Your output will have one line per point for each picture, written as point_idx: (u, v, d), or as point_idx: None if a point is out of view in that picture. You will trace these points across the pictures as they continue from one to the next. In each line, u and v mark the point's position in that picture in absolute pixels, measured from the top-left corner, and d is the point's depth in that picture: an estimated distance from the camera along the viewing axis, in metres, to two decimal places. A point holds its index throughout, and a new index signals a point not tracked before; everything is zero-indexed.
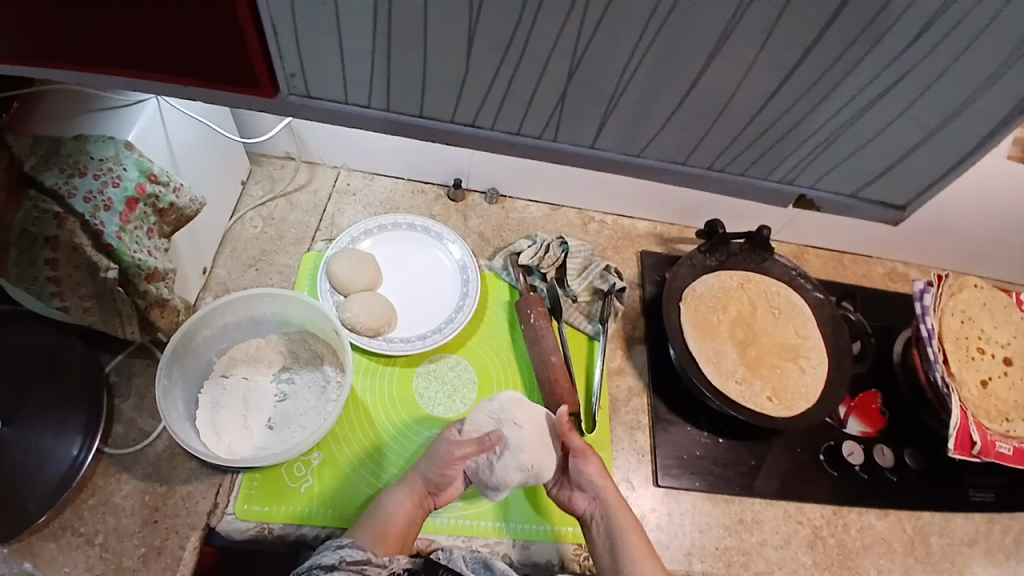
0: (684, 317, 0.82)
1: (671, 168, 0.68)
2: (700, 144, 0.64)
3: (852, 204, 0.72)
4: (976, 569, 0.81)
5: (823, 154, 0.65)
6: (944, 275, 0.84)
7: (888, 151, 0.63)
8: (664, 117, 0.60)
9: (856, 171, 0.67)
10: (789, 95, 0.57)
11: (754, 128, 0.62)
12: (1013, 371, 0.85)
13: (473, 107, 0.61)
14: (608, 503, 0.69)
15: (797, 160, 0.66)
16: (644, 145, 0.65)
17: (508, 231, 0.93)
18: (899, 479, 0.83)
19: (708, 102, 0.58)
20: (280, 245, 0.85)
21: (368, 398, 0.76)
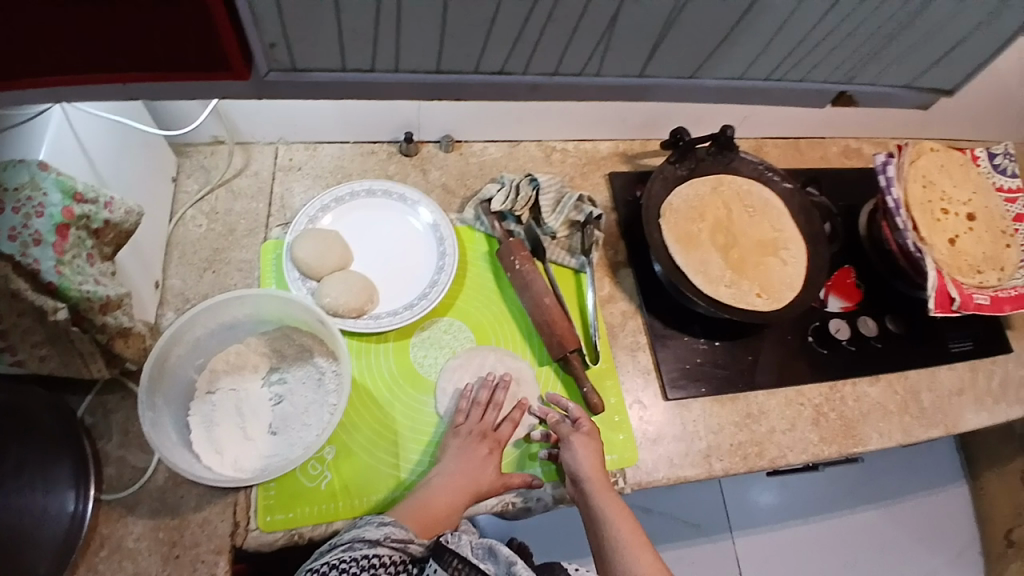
0: (666, 232, 0.81)
1: (732, 84, 0.74)
2: (757, 63, 0.71)
3: (897, 95, 0.87)
4: (954, 410, 0.89)
5: (881, 54, 0.74)
6: (902, 143, 0.87)
7: (951, 35, 0.72)
8: (722, 36, 0.65)
9: (902, 68, 0.79)
10: (853, 3, 0.63)
11: (817, 37, 0.68)
12: (977, 225, 0.90)
13: (505, 51, 0.61)
14: (588, 490, 0.67)
15: (853, 64, 0.76)
16: (697, 66, 0.70)
17: (471, 178, 0.88)
18: (884, 345, 0.89)
19: (772, 19, 0.63)
20: (231, 240, 0.78)
21: (367, 381, 0.73)
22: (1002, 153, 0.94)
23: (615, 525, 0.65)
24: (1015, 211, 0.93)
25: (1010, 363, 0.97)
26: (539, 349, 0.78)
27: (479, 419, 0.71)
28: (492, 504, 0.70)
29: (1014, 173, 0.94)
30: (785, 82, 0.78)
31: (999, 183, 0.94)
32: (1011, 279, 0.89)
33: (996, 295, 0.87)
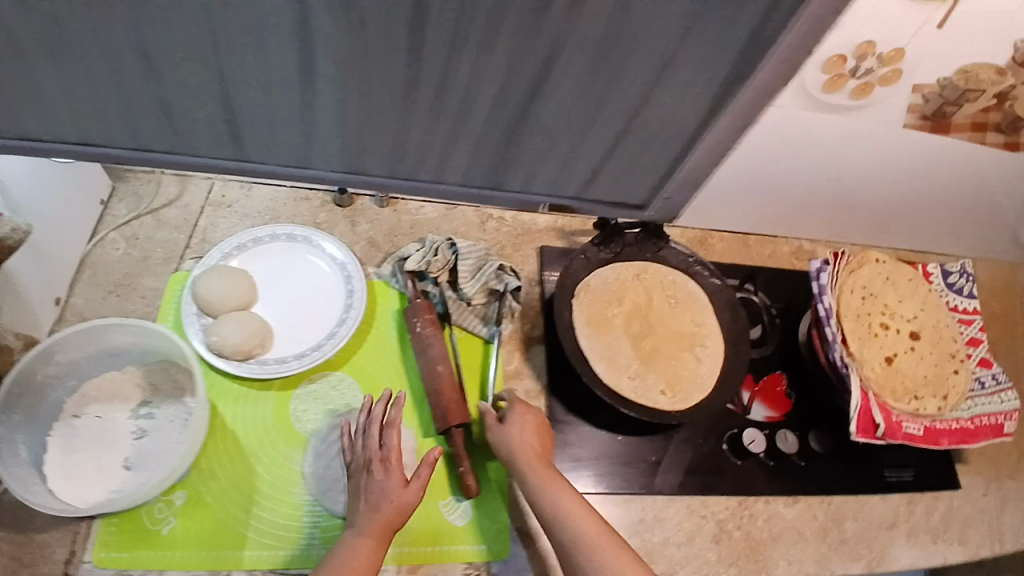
0: (575, 313, 0.79)
1: (322, 177, 0.54)
2: (358, 151, 0.51)
3: (576, 205, 0.59)
4: (879, 548, 0.82)
5: (514, 149, 0.51)
6: (841, 250, 0.82)
7: (648, 127, 0.49)
8: (398, 119, 0.47)
9: (625, 168, 0.54)
10: (521, 74, 0.44)
11: (396, 110, 0.47)
12: (919, 345, 0.84)
13: (193, 126, 0.48)
14: (570, 511, 0.66)
15: (497, 149, 0.51)
16: (294, 149, 0.51)
17: (400, 234, 0.88)
18: (807, 465, 0.83)
19: (399, 81, 0.44)
20: (144, 267, 0.79)
21: (238, 428, 0.71)
22: (959, 271, 0.89)
23: (597, 547, 0.64)
24: (968, 334, 0.87)
25: (956, 501, 0.89)
26: (427, 419, 0.76)
27: (364, 448, 0.68)
28: None
29: (971, 294, 0.88)
30: (427, 181, 0.55)
31: (954, 303, 0.88)
32: (954, 409, 0.82)
33: (932, 426, 0.81)
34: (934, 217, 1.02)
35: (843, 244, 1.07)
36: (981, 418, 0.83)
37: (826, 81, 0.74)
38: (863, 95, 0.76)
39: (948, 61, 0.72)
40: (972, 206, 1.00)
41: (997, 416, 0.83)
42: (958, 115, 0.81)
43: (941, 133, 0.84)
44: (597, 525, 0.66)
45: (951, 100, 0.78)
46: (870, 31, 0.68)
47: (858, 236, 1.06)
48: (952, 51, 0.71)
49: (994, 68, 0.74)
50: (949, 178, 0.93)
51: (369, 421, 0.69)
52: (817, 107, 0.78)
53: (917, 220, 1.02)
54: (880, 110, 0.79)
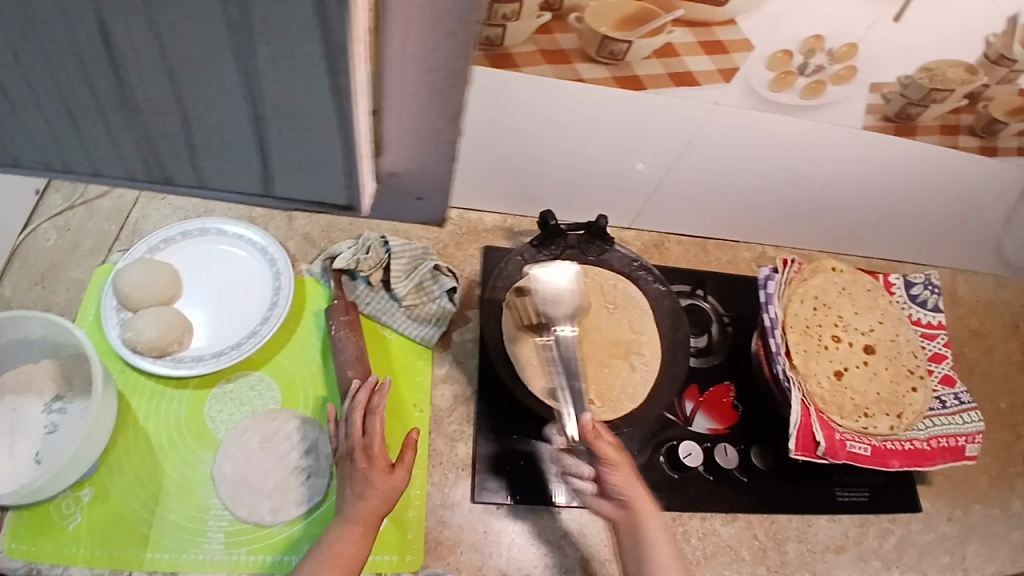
0: (507, 318, 0.78)
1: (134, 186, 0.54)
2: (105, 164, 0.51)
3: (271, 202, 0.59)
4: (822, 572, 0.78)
5: (228, 160, 0.51)
6: (789, 257, 0.80)
7: (286, 125, 0.47)
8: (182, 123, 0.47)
9: (307, 174, 0.54)
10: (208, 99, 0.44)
11: (153, 104, 0.45)
12: (874, 360, 0.79)
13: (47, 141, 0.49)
14: (637, 512, 0.68)
15: (215, 150, 0.50)
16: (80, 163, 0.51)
17: (338, 230, 0.85)
18: (749, 480, 0.80)
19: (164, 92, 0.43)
20: (72, 258, 0.78)
21: (149, 426, 0.70)
22: (922, 282, 0.85)
23: (650, 556, 0.66)
24: (931, 351, 0.83)
25: (914, 525, 0.84)
26: None
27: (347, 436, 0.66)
28: None
29: (936, 307, 0.84)
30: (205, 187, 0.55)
31: (916, 316, 0.84)
32: (909, 429, 0.77)
33: (882, 446, 0.76)
34: (908, 224, 0.97)
35: (811, 251, 1.03)
36: (939, 440, 0.77)
37: (774, 79, 0.70)
38: (815, 94, 0.72)
39: (907, 59, 0.67)
40: (949, 214, 0.94)
41: (958, 438, 0.78)
42: (925, 117, 0.75)
43: (909, 136, 0.78)
44: (660, 526, 0.68)
45: (917, 100, 0.73)
46: (817, 26, 0.64)
47: (828, 242, 1.01)
48: (911, 48, 0.66)
49: (962, 66, 0.69)
50: (923, 183, 0.87)
51: (352, 407, 0.67)
52: (766, 107, 0.73)
53: (886, 227, 0.98)
54: (838, 111, 0.74)
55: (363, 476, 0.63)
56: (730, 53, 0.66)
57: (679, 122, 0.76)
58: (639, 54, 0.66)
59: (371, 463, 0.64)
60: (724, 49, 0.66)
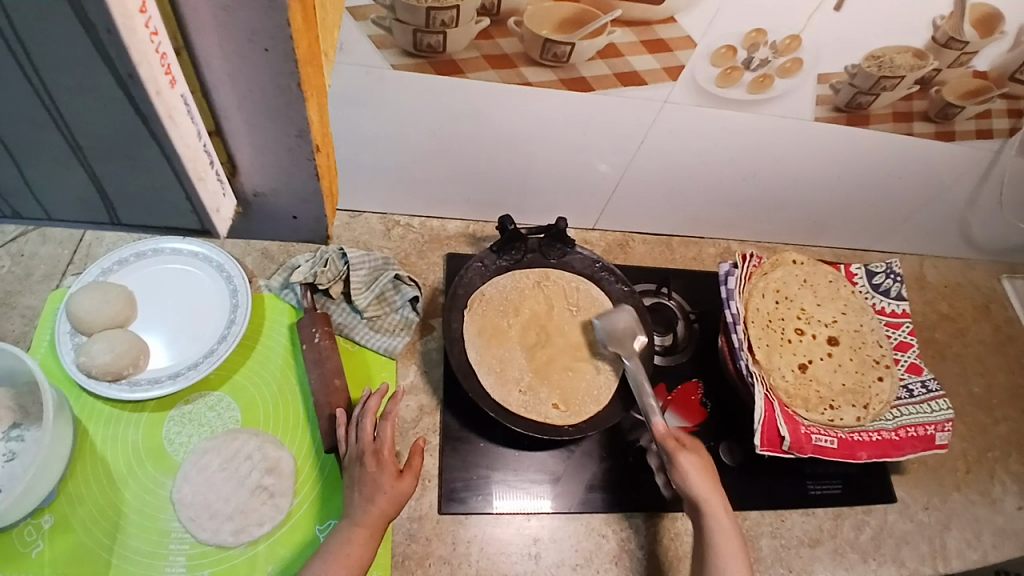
0: (469, 324, 0.76)
1: None
2: None
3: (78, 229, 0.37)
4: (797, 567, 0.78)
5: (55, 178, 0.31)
6: (748, 252, 0.79)
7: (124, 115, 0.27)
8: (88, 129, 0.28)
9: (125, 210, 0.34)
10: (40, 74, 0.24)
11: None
12: (838, 351, 0.80)
13: None
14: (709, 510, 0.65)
15: None
16: None
17: (297, 245, 0.85)
18: (719, 478, 0.79)
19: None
20: (24, 284, 0.77)
21: (107, 451, 0.69)
22: (884, 271, 0.85)
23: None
24: (896, 339, 0.83)
25: (890, 515, 0.84)
26: (311, 436, 0.73)
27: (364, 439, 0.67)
28: None
29: (899, 295, 0.84)
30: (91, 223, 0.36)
31: (880, 305, 0.84)
32: (876, 420, 0.77)
33: (850, 438, 0.75)
34: (873, 212, 0.97)
35: (777, 244, 1.03)
36: (907, 429, 0.77)
37: (720, 75, 0.70)
38: (763, 88, 0.71)
39: (852, 46, 0.67)
40: (913, 199, 0.94)
41: (928, 427, 0.77)
42: (876, 105, 0.75)
43: (862, 125, 0.78)
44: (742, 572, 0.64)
45: (865, 90, 0.73)
46: (756, 20, 0.64)
47: (794, 234, 1.01)
48: (855, 36, 0.66)
49: (910, 52, 0.69)
50: (883, 170, 0.87)
51: (363, 412, 0.69)
52: (715, 103, 0.73)
53: (850, 216, 0.98)
54: (789, 103, 0.74)
55: (375, 479, 0.65)
56: (673, 50, 0.66)
57: (630, 121, 0.76)
58: (582, 55, 0.66)
59: (384, 467, 0.65)
60: (666, 47, 0.66)
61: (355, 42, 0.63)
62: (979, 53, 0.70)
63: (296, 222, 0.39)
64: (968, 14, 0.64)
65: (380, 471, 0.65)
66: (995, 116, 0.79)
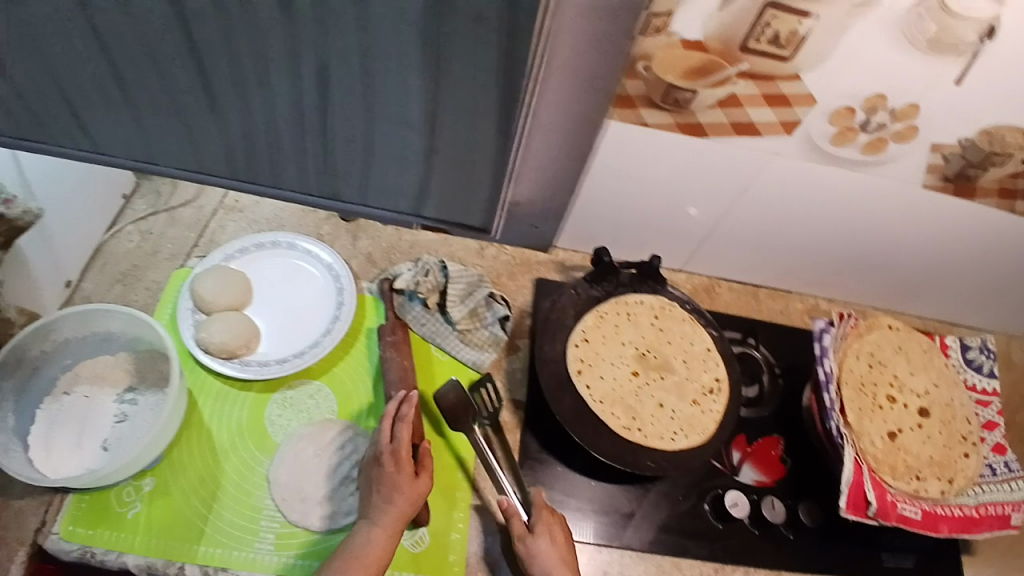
0: (570, 352, 0.79)
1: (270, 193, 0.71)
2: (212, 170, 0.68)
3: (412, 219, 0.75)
4: None
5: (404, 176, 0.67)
6: (846, 312, 0.80)
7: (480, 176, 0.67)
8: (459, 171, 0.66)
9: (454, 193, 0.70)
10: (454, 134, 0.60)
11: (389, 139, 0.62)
12: (929, 422, 0.79)
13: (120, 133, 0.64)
14: None
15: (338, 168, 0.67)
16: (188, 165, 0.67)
17: (398, 254, 0.90)
18: (794, 536, 0.79)
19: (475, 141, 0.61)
20: (152, 261, 0.82)
21: (212, 424, 0.73)
22: (978, 346, 0.85)
23: None
24: (984, 417, 0.82)
25: None
26: None
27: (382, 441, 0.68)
28: None
29: (991, 372, 0.84)
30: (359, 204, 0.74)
31: (972, 381, 0.84)
32: (959, 495, 0.76)
33: (932, 510, 0.75)
34: (965, 285, 0.96)
35: (860, 305, 1.03)
36: (988, 508, 0.76)
37: (834, 134, 0.72)
38: (875, 151, 0.74)
39: (968, 118, 0.69)
40: (1007, 276, 0.93)
41: (1005, 506, 0.77)
42: (984, 179, 0.77)
43: (965, 197, 0.80)
44: None
45: (975, 163, 0.75)
46: (881, 85, 0.66)
47: (880, 297, 1.01)
48: (973, 109, 0.68)
49: None
50: (981, 243, 0.88)
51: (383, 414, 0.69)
52: (824, 160, 0.76)
53: (939, 284, 0.97)
54: (897, 167, 0.76)
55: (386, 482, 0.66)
56: (792, 106, 0.70)
57: (736, 170, 0.79)
58: (703, 102, 0.70)
59: (400, 472, 0.66)
60: (786, 102, 0.69)
61: None
62: None
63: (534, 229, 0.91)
64: None
65: (403, 476, 0.66)
66: None
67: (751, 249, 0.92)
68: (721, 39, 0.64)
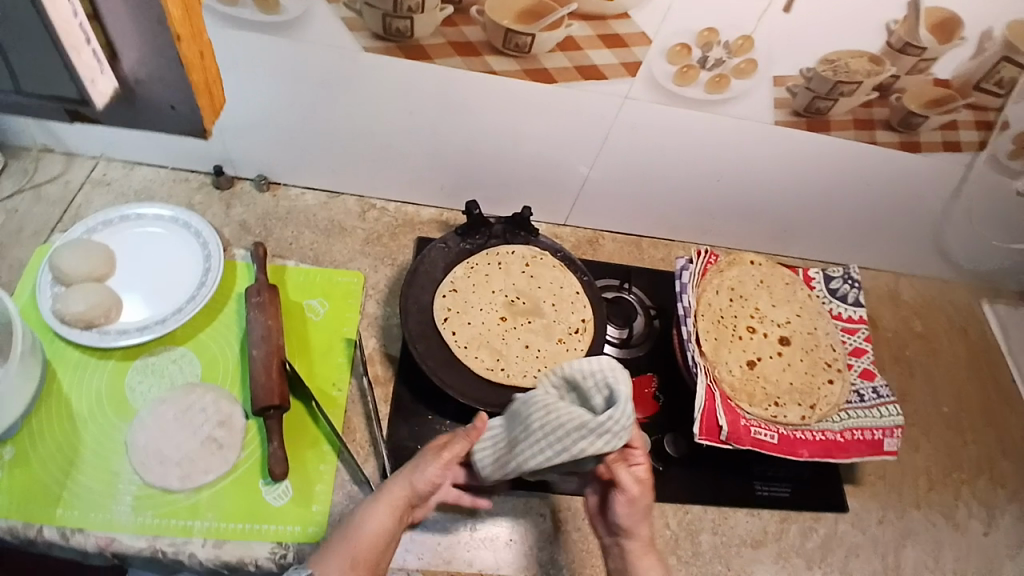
0: (436, 302, 0.79)
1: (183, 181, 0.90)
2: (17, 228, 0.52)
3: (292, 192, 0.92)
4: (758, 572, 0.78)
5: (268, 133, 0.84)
6: (702, 248, 0.83)
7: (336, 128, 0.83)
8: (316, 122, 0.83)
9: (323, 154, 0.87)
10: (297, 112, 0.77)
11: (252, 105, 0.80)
12: (788, 351, 0.81)
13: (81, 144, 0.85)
14: (629, 550, 0.68)
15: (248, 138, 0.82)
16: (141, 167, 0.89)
17: (275, 220, 0.89)
18: (665, 469, 0.80)
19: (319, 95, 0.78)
20: (15, 238, 0.81)
21: (73, 394, 0.73)
22: (841, 277, 0.87)
23: None
24: (852, 344, 0.84)
25: (841, 525, 0.83)
26: None
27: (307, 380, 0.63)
28: (138, 547, 0.66)
29: (856, 301, 0.86)
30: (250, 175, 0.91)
31: (837, 310, 0.86)
32: (822, 421, 0.77)
33: (791, 435, 0.75)
34: (848, 223, 0.98)
35: (754, 251, 1.04)
36: (853, 432, 0.77)
37: (676, 73, 0.72)
38: (720, 88, 0.74)
39: (805, 48, 0.70)
40: (887, 212, 0.95)
41: (875, 432, 0.76)
42: (836, 111, 0.77)
43: (823, 131, 0.80)
44: None
45: (823, 94, 0.75)
46: (706, 19, 0.67)
47: (766, 242, 1.03)
48: (810, 38, 0.68)
49: (866, 56, 0.71)
50: (853, 177, 0.88)
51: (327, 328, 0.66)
52: (675, 103, 0.76)
53: (824, 226, 0.99)
54: (744, 105, 0.77)
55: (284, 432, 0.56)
56: (630, 46, 0.69)
57: (593, 116, 0.79)
58: (543, 47, 0.69)
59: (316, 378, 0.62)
60: (622, 43, 0.69)
61: (326, 20, 0.67)
62: (938, 60, 0.72)
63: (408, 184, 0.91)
64: (922, 18, 0.67)
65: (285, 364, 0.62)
66: (962, 128, 0.81)
67: (630, 198, 0.93)
68: None
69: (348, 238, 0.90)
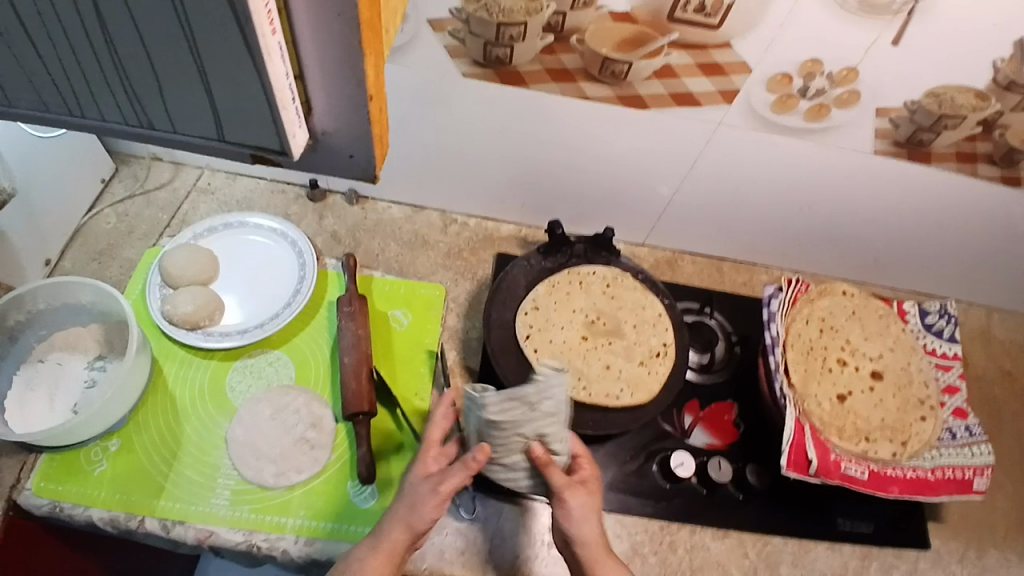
0: (519, 319, 0.80)
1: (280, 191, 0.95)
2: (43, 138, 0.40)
3: (379, 206, 0.96)
4: None
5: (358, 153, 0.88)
6: (795, 277, 0.81)
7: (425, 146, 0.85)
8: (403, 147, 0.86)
9: (412, 172, 0.90)
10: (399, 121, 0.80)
11: None
12: (880, 386, 0.79)
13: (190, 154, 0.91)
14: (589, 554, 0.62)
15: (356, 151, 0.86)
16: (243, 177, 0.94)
17: (363, 231, 0.93)
18: (745, 498, 0.79)
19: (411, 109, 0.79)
20: (127, 240, 0.87)
21: (176, 389, 0.77)
22: (938, 312, 0.85)
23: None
24: (945, 381, 0.81)
25: (922, 563, 0.80)
26: None
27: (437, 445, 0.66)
28: (235, 540, 0.69)
29: (951, 337, 0.83)
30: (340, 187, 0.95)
31: (930, 345, 0.83)
32: (913, 458, 0.75)
33: (881, 471, 0.73)
34: (940, 254, 0.95)
35: (835, 277, 1.02)
36: (944, 471, 0.74)
37: (775, 102, 0.72)
38: (818, 117, 0.73)
39: (914, 81, 0.68)
40: (984, 246, 0.92)
41: (966, 471, 0.74)
42: (939, 143, 0.75)
43: (922, 162, 0.78)
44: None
45: (925, 126, 0.73)
46: (815, 50, 0.66)
47: (848, 269, 1.01)
48: (922, 71, 0.66)
49: (972, 92, 0.69)
50: (949, 211, 0.86)
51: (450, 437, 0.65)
52: (769, 127, 0.76)
53: (914, 256, 0.96)
54: (843, 133, 0.75)
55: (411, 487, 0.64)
56: (729, 74, 0.70)
57: (685, 141, 0.80)
58: (640, 74, 0.70)
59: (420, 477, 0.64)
60: (722, 71, 0.69)
61: (433, 44, 0.70)
62: None
63: (492, 198, 0.94)
64: None
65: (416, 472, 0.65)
66: None
67: (710, 222, 0.93)
68: (649, 8, 0.64)
69: (431, 251, 0.93)
